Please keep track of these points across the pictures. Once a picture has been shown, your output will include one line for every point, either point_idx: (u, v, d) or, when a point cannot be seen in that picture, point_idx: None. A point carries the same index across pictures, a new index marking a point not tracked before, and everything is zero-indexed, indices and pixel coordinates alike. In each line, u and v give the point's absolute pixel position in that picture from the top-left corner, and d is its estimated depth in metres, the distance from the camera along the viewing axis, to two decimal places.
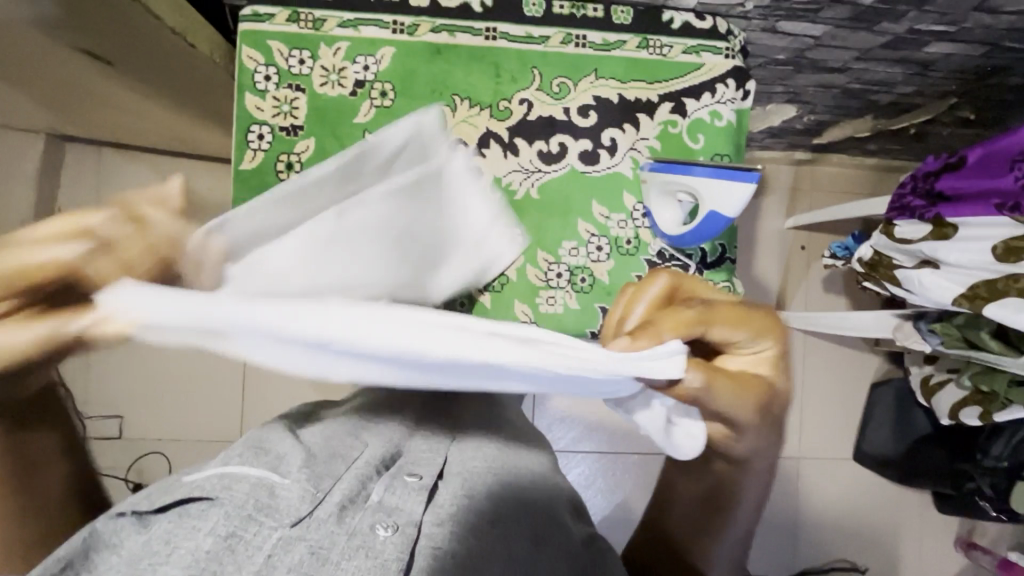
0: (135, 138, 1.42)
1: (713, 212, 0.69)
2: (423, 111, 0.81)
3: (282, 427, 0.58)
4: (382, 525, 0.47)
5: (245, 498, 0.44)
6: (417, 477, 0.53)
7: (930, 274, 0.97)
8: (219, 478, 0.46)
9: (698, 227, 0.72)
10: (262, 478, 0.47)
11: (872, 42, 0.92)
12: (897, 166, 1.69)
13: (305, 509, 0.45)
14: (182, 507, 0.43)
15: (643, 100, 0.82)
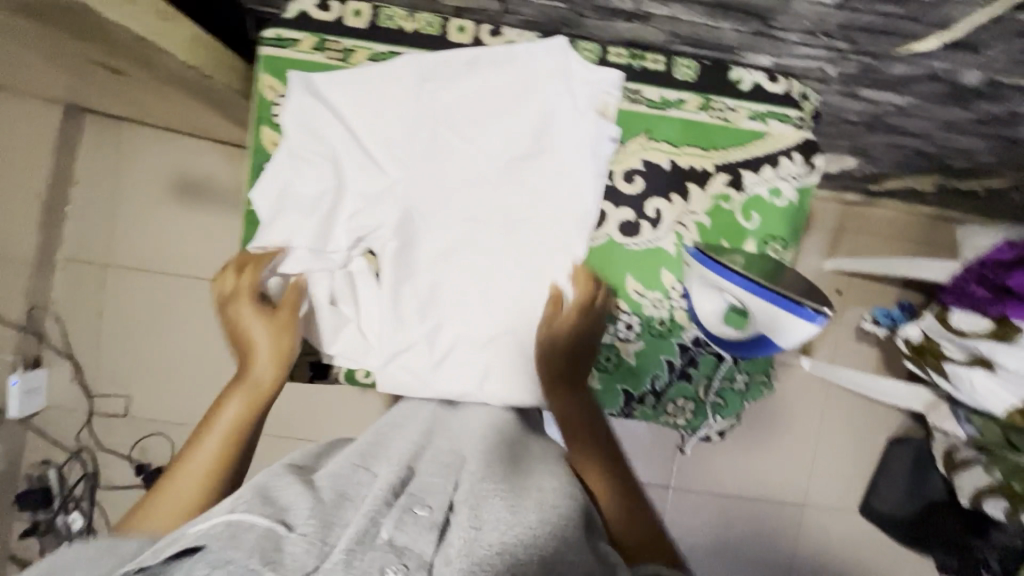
0: (154, 117, 1.37)
1: (763, 334, 0.66)
2: None
3: (287, 471, 0.52)
4: (393, 569, 0.41)
5: (249, 554, 0.39)
6: (427, 511, 0.47)
7: (982, 376, 0.90)
8: (225, 527, 0.41)
9: (746, 339, 0.68)
10: (268, 529, 0.42)
11: (961, 117, 0.82)
12: (954, 216, 1.57)
13: (313, 563, 0.40)
14: (183, 562, 0.41)
15: (696, 169, 0.74)
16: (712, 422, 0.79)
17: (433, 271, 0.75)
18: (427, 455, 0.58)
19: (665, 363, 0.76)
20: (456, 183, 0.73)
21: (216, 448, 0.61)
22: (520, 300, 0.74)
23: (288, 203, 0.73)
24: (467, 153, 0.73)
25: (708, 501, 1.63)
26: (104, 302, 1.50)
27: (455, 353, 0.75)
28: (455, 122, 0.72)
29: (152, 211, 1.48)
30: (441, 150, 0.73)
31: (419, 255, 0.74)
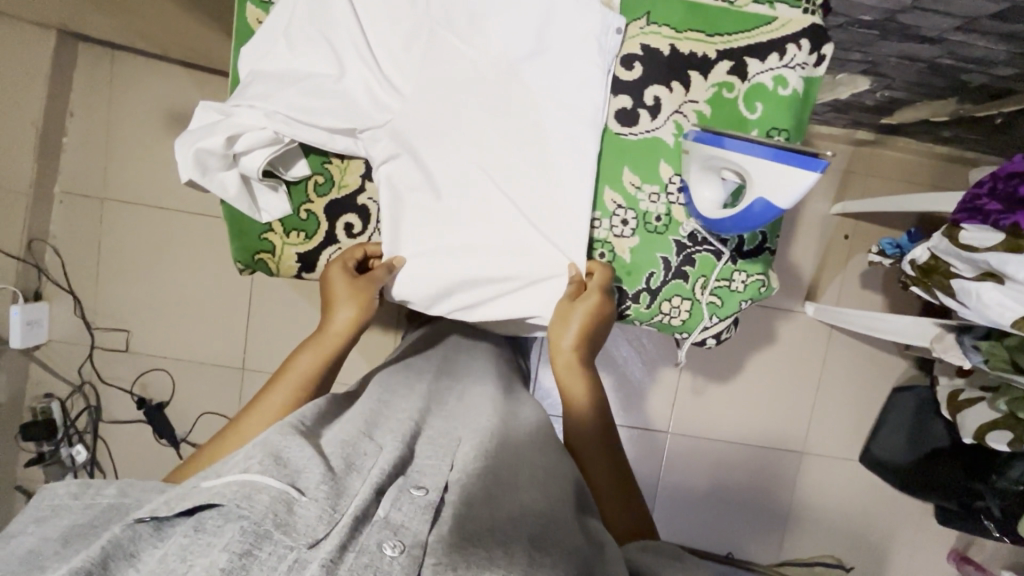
0: (149, 42, 1.34)
1: (763, 201, 0.60)
2: (444, 49, 0.71)
3: (299, 433, 0.51)
4: (389, 544, 0.41)
5: (260, 515, 0.39)
6: (423, 491, 0.47)
7: (991, 289, 0.87)
8: (239, 486, 0.41)
9: (742, 213, 0.62)
10: (281, 492, 0.42)
11: (981, 10, 0.78)
12: (968, 158, 1.53)
13: (323, 530, 0.41)
14: (198, 516, 0.41)
15: (697, 56, 0.71)
16: (708, 325, 0.77)
17: (431, 173, 0.73)
18: (425, 437, 0.59)
19: (661, 260, 0.75)
20: (458, 88, 0.71)
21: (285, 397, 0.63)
22: (525, 202, 0.73)
23: (278, 84, 0.69)
24: (468, 57, 0.71)
25: (706, 446, 1.63)
26: (104, 236, 1.49)
27: (450, 252, 0.74)
28: (457, 28, 0.71)
29: (148, 143, 1.47)
30: (443, 53, 0.71)
31: (418, 156, 0.72)
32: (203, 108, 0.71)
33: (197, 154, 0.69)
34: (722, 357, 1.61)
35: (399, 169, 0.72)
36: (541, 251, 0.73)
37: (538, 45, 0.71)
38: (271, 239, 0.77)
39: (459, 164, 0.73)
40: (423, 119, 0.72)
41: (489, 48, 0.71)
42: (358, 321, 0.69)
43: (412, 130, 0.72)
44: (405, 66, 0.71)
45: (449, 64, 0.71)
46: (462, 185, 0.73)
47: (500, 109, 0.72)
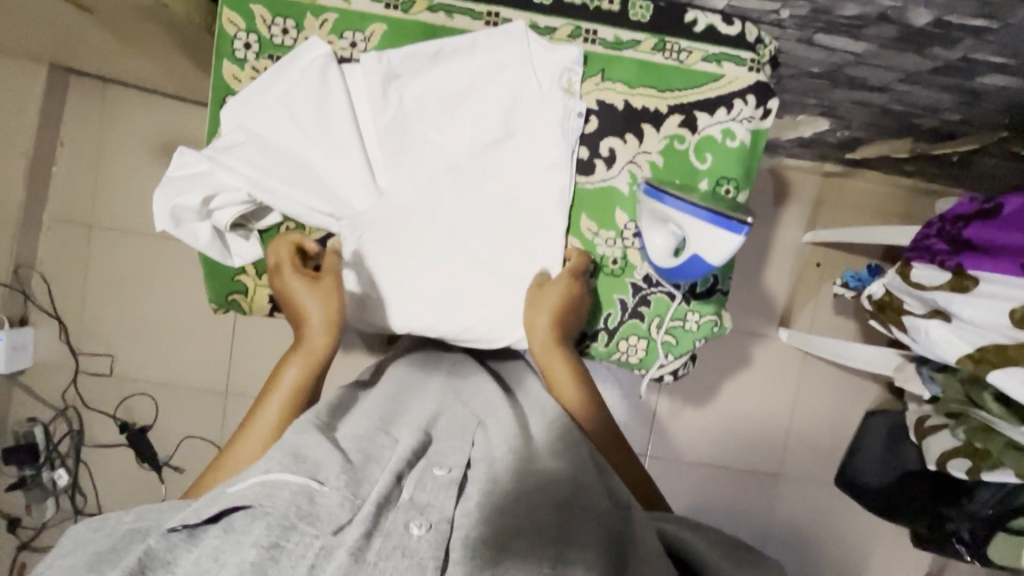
0: (137, 77, 1.38)
1: (696, 255, 0.65)
2: (424, 133, 0.74)
3: (315, 429, 0.57)
4: (416, 524, 0.48)
5: (286, 509, 0.46)
6: (446, 470, 0.55)
7: (937, 326, 0.90)
8: (260, 486, 0.47)
9: (679, 266, 0.68)
10: (302, 486, 0.48)
11: (919, 65, 0.82)
12: (933, 190, 1.58)
13: (346, 517, 0.47)
14: (227, 518, 0.47)
15: (650, 110, 0.76)
16: (664, 362, 0.80)
17: (401, 255, 0.75)
18: (441, 423, 0.65)
19: (618, 301, 0.78)
20: (433, 177, 0.74)
21: (274, 416, 0.65)
22: (490, 266, 0.75)
23: (260, 158, 0.72)
24: (441, 144, 0.74)
25: (684, 471, 1.65)
26: (90, 262, 1.52)
27: (420, 309, 0.75)
28: (428, 122, 0.74)
29: (135, 172, 1.50)
30: (416, 144, 0.74)
31: (391, 230, 0.74)
32: (182, 155, 0.73)
33: (173, 205, 0.72)
34: (698, 382, 1.64)
35: (369, 248, 0.74)
36: (508, 298, 0.75)
37: (509, 129, 0.74)
38: (244, 281, 0.80)
39: (429, 247, 0.75)
40: (399, 198, 0.74)
41: (460, 136, 0.74)
42: (330, 314, 0.70)
43: (386, 212, 0.74)
44: (385, 151, 0.74)
45: (425, 148, 0.74)
46: (439, 256, 0.75)
47: (471, 187, 0.74)
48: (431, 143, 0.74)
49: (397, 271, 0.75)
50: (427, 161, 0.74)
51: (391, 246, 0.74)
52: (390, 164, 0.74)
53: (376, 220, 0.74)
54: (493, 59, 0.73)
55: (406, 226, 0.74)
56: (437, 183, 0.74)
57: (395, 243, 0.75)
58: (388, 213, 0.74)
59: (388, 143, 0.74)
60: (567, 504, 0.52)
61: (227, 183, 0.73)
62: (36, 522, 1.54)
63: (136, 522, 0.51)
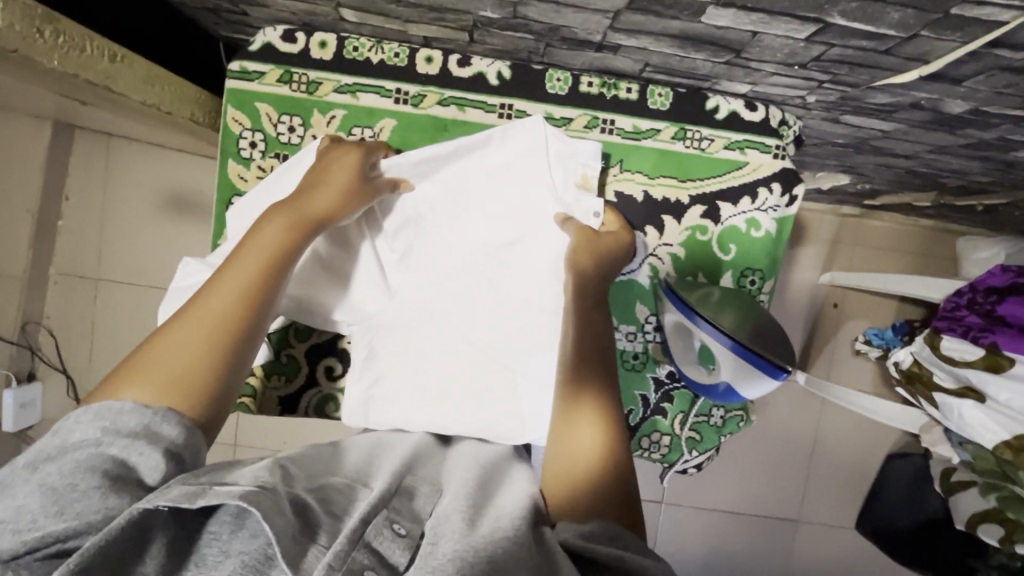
0: (141, 133, 1.37)
1: (729, 385, 0.68)
2: (433, 233, 0.76)
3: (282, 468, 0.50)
4: None
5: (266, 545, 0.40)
6: (404, 530, 0.46)
7: (971, 407, 0.87)
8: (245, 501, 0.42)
9: (709, 387, 0.70)
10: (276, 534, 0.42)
11: (951, 141, 0.79)
12: (955, 229, 1.54)
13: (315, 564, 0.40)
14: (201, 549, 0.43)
15: (671, 200, 0.73)
16: (688, 457, 0.77)
17: (406, 355, 0.73)
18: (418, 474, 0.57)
19: (639, 397, 0.75)
20: (443, 275, 0.75)
21: (231, 295, 0.58)
22: (495, 363, 0.72)
23: None
24: (451, 242, 0.75)
25: (701, 518, 1.62)
26: (97, 317, 1.50)
27: (421, 414, 0.70)
28: (436, 224, 0.75)
29: (141, 226, 1.49)
30: (426, 241, 0.76)
31: (399, 331, 0.74)
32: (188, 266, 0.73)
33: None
34: None
35: (377, 351, 0.74)
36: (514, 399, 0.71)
37: (521, 228, 0.73)
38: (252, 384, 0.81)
39: (438, 347, 0.73)
40: (410, 300, 0.75)
41: (467, 235, 0.75)
42: (333, 209, 0.68)
43: (396, 311, 0.75)
44: (398, 253, 0.77)
45: (435, 247, 0.76)
46: (447, 354, 0.73)
47: (476, 280, 0.74)
48: (441, 243, 0.75)
49: (402, 372, 0.73)
50: (438, 261, 0.75)
51: (396, 346, 0.74)
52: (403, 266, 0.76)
53: (386, 320, 0.75)
54: (504, 155, 0.73)
55: (414, 325, 0.74)
56: (448, 280, 0.75)
57: (401, 343, 0.74)
58: (398, 313, 0.75)
59: (399, 245, 0.77)
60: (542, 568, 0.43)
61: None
62: None
63: (140, 422, 0.49)
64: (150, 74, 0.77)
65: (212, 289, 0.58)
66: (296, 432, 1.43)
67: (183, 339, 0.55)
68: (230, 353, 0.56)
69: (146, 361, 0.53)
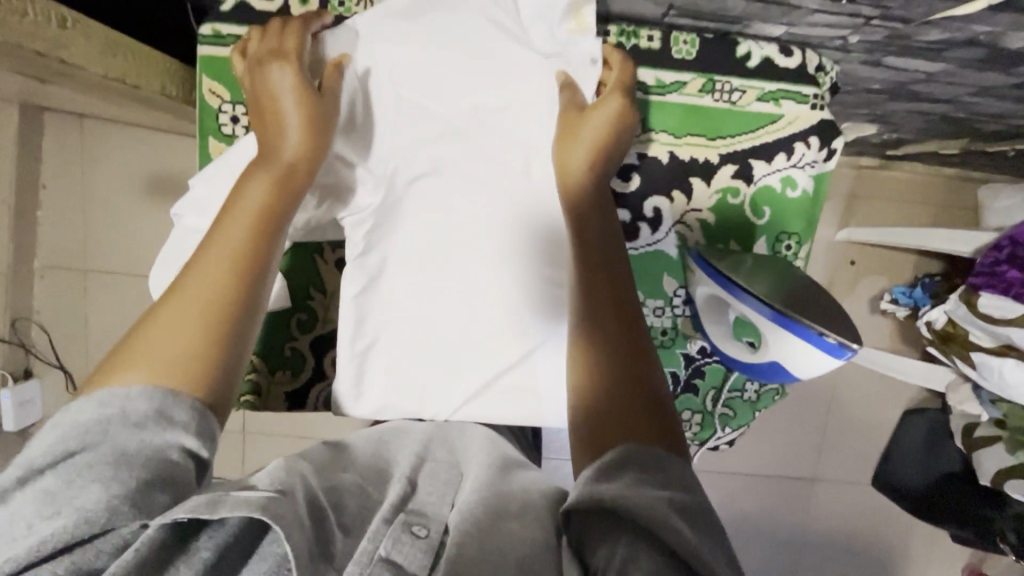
0: (114, 113, 1.28)
1: (775, 362, 0.61)
2: (438, 189, 0.70)
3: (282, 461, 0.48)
4: None
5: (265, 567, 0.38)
6: (425, 531, 0.44)
7: (1013, 365, 0.83)
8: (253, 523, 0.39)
9: (754, 367, 0.64)
10: (282, 552, 0.41)
11: (999, 82, 0.72)
12: (975, 176, 1.47)
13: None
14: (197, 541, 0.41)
15: (699, 161, 0.67)
16: (721, 434, 0.74)
17: (427, 307, 0.70)
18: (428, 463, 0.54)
19: (670, 375, 0.71)
20: (446, 223, 0.70)
21: (197, 307, 0.51)
22: (499, 292, 0.70)
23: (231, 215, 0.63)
24: (455, 186, 0.70)
25: (719, 480, 1.61)
26: (88, 310, 1.45)
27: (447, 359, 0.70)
28: (441, 171, 0.70)
29: (125, 212, 1.41)
30: (433, 187, 0.70)
31: (418, 286, 0.70)
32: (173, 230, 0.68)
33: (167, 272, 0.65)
34: None
35: (392, 311, 0.70)
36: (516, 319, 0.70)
37: (525, 160, 0.70)
38: (255, 378, 0.78)
39: (458, 295, 0.70)
40: (423, 255, 0.70)
41: (468, 181, 0.70)
42: (307, 152, 0.61)
43: (406, 271, 0.70)
44: (395, 211, 0.70)
45: (437, 203, 0.70)
46: (470, 302, 0.70)
47: (476, 221, 0.70)
48: (444, 201, 0.70)
49: (426, 325, 0.70)
50: (445, 211, 0.70)
51: (415, 300, 0.70)
52: (404, 223, 0.70)
53: (400, 280, 0.70)
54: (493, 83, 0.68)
55: (433, 282, 0.70)
56: (457, 232, 0.70)
57: (422, 297, 0.70)
58: (417, 272, 0.70)
59: (405, 196, 0.70)
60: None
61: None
62: None
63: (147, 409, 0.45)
64: (109, 42, 0.69)
65: (172, 297, 0.51)
66: (306, 417, 1.41)
67: (158, 354, 0.48)
68: (214, 369, 0.49)
69: (138, 368, 0.47)
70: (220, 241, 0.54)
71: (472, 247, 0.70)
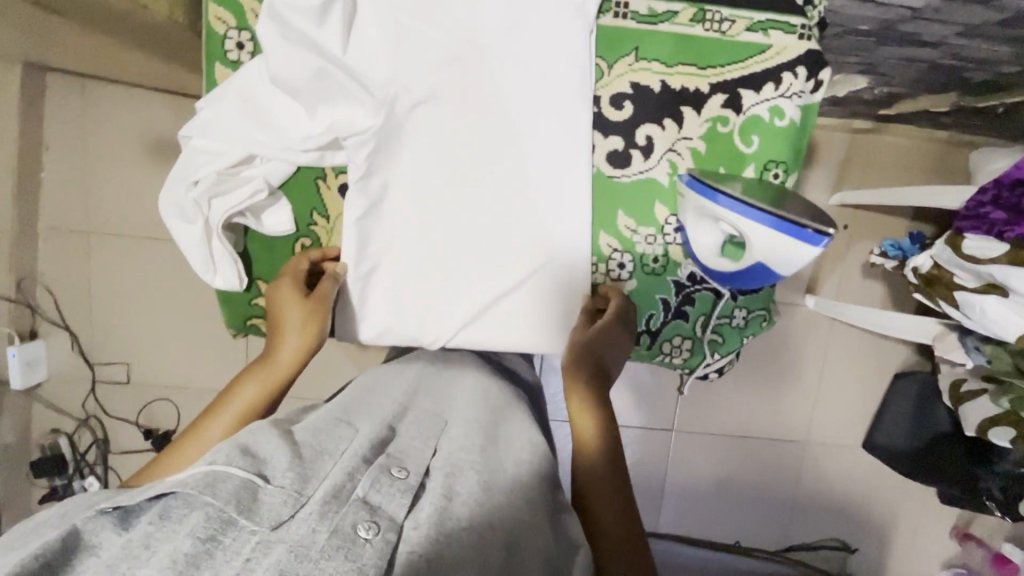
0: (116, 71, 1.29)
1: (762, 264, 0.64)
2: (437, 110, 0.73)
3: (270, 424, 0.54)
4: (364, 526, 0.44)
5: (226, 500, 0.41)
6: (403, 474, 0.51)
7: (994, 303, 0.86)
8: (204, 474, 0.42)
9: (743, 272, 0.67)
10: (244, 480, 0.44)
11: (983, 18, 0.74)
12: (968, 140, 1.49)
13: (287, 513, 0.43)
14: (163, 503, 0.42)
15: (690, 90, 0.72)
16: (710, 361, 0.80)
17: (428, 224, 0.76)
18: (409, 416, 0.62)
19: (661, 301, 0.78)
20: (444, 146, 0.74)
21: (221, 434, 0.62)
22: (493, 217, 0.76)
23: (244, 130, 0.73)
24: (452, 110, 0.73)
25: (713, 442, 1.64)
26: (92, 271, 1.47)
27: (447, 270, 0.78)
28: (439, 92, 0.72)
29: (127, 173, 1.43)
30: (432, 110, 0.73)
31: (418, 205, 0.76)
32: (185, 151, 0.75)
33: (180, 189, 0.74)
34: None
35: (396, 226, 0.77)
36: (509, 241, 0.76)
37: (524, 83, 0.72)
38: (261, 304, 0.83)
39: (454, 214, 0.76)
40: (421, 176, 0.75)
41: (463, 113, 0.73)
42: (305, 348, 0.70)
43: (406, 189, 0.76)
44: (396, 133, 0.73)
45: (437, 125, 0.73)
46: (467, 220, 0.76)
47: (474, 148, 0.74)
48: (442, 124, 0.73)
49: (426, 242, 0.77)
50: (443, 133, 0.74)
51: (415, 217, 0.76)
52: (402, 144, 0.74)
53: (400, 198, 0.76)
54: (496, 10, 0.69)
55: (433, 201, 0.76)
56: (452, 156, 0.74)
57: (422, 215, 0.76)
58: (417, 192, 0.76)
59: (405, 117, 0.73)
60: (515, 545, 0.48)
61: (242, 171, 0.76)
62: None
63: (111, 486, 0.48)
64: None
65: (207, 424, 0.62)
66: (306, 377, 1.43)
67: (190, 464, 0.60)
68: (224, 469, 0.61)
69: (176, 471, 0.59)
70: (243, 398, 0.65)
71: (471, 172, 0.75)
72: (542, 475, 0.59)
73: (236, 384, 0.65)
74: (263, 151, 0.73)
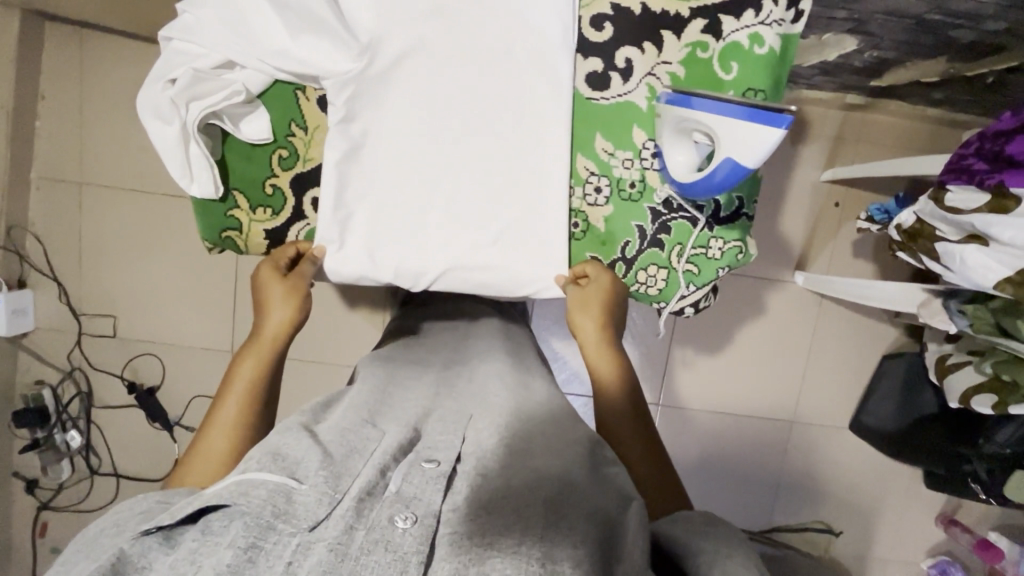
0: (115, 20, 1.31)
1: (729, 160, 0.67)
2: (421, 49, 0.75)
3: (299, 427, 0.58)
4: (401, 517, 0.46)
5: (263, 506, 0.44)
6: (434, 464, 0.54)
7: (975, 251, 0.86)
8: (238, 485, 0.46)
9: (710, 177, 0.70)
10: (279, 484, 0.47)
11: None
12: (960, 121, 1.50)
13: (323, 512, 0.46)
14: (204, 519, 0.46)
15: (671, 14, 0.75)
16: (684, 292, 0.85)
17: (407, 166, 0.79)
18: (434, 418, 0.67)
19: (637, 228, 0.83)
20: (424, 92, 0.76)
21: (235, 407, 0.68)
22: (476, 145, 0.78)
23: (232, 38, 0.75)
24: (433, 51, 0.75)
25: (700, 418, 1.64)
26: (83, 222, 1.47)
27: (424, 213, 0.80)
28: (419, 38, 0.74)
29: (122, 124, 1.44)
30: (414, 55, 0.75)
31: (397, 150, 0.78)
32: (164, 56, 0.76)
33: (157, 89, 0.75)
34: (712, 330, 1.60)
35: (377, 167, 0.79)
36: (489, 167, 0.79)
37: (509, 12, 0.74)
38: (237, 217, 0.84)
39: (434, 158, 0.78)
40: (401, 124, 0.77)
41: (450, 43, 0.75)
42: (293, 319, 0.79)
43: (387, 136, 0.78)
44: (377, 79, 0.75)
45: (421, 65, 0.75)
46: (444, 164, 0.79)
47: (461, 79, 0.76)
48: (423, 66, 0.75)
49: (405, 184, 0.79)
50: (425, 76, 0.76)
51: (395, 163, 0.79)
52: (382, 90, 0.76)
53: (381, 143, 0.78)
54: None
55: (413, 146, 0.78)
56: (432, 103, 0.77)
57: (402, 162, 0.79)
58: (397, 138, 0.78)
59: (392, 65, 0.75)
60: (555, 500, 0.51)
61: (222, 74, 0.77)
62: (52, 484, 1.55)
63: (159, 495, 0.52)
64: None
65: (219, 406, 0.68)
66: None
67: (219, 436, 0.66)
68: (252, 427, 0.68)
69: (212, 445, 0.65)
70: (245, 371, 0.72)
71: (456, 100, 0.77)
72: (535, 420, 0.65)
73: (236, 365, 0.73)
74: (241, 58, 0.75)
